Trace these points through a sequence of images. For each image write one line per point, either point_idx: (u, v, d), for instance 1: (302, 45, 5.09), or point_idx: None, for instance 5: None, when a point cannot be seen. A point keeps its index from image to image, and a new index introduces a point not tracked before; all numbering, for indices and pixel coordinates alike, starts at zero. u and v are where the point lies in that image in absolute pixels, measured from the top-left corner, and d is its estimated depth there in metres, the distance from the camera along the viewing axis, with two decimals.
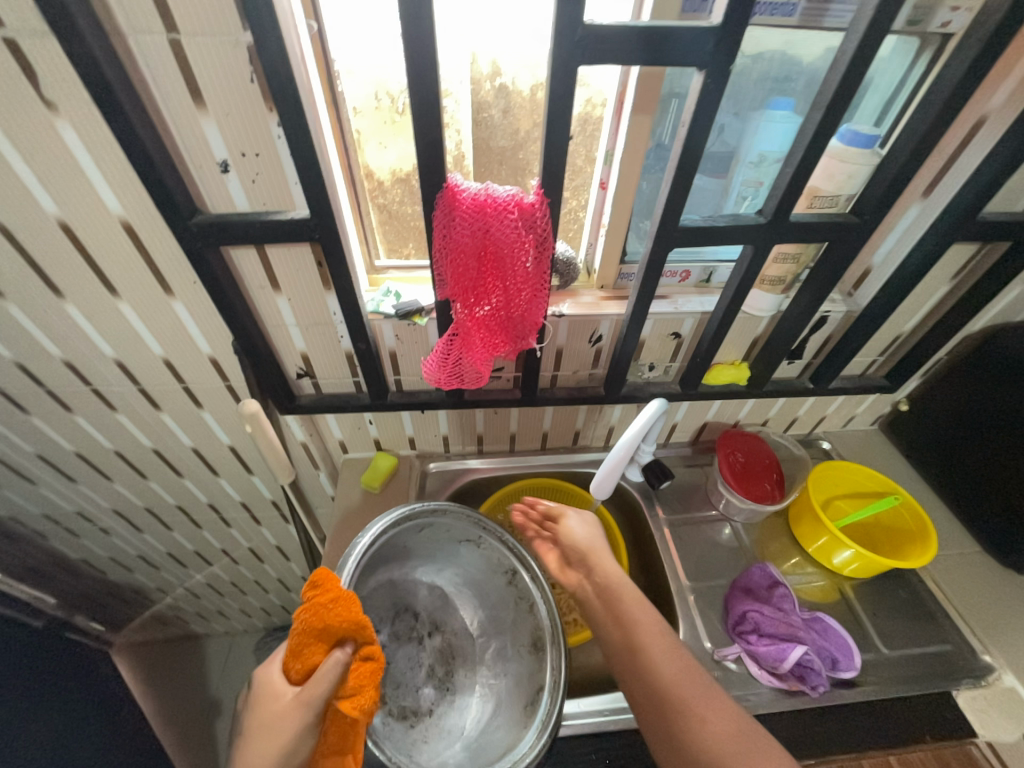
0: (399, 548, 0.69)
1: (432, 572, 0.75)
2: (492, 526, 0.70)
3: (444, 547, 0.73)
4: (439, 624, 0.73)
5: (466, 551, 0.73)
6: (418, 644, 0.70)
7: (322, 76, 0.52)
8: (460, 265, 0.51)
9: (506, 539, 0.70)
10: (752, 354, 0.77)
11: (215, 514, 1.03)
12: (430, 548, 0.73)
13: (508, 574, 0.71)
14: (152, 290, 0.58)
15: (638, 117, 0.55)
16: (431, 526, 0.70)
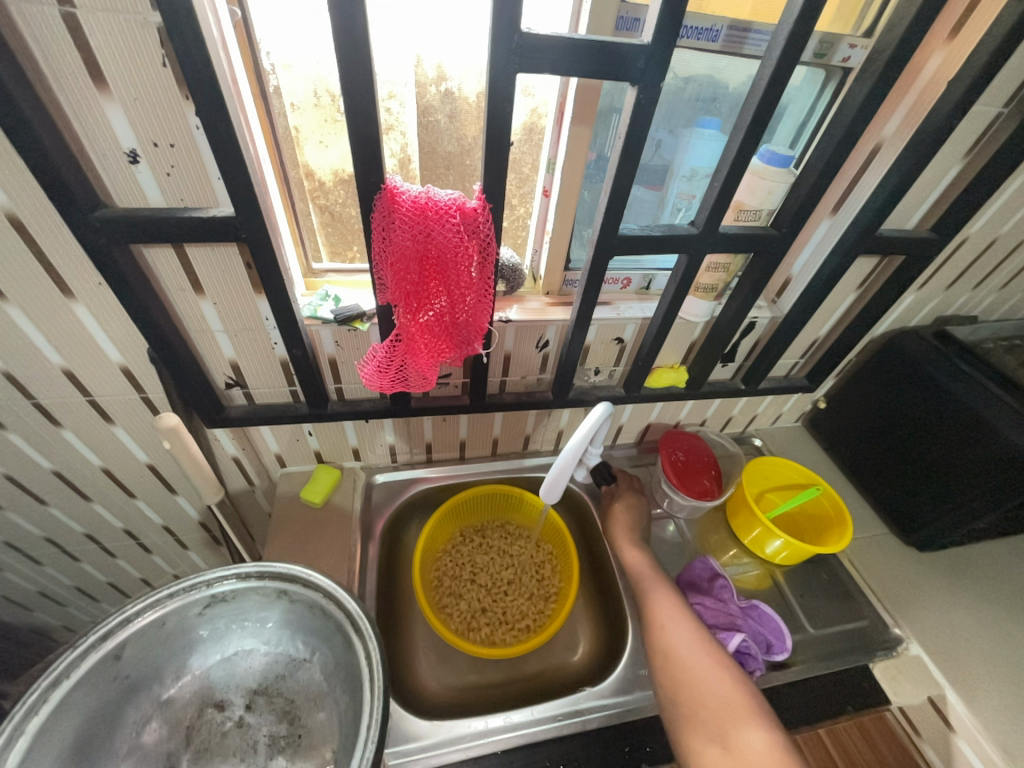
0: (146, 671, 0.53)
1: (209, 651, 0.57)
2: (227, 573, 0.55)
3: (197, 628, 0.56)
4: (253, 690, 0.58)
5: (244, 605, 0.57)
6: (242, 729, 0.57)
7: (249, 67, 0.50)
8: (402, 269, 0.49)
9: (246, 574, 0.56)
10: (689, 357, 0.81)
11: (132, 541, 0.93)
12: (213, 632, 0.57)
13: (271, 595, 0.56)
14: (47, 292, 0.51)
15: (578, 128, 0.57)
16: (163, 623, 0.53)
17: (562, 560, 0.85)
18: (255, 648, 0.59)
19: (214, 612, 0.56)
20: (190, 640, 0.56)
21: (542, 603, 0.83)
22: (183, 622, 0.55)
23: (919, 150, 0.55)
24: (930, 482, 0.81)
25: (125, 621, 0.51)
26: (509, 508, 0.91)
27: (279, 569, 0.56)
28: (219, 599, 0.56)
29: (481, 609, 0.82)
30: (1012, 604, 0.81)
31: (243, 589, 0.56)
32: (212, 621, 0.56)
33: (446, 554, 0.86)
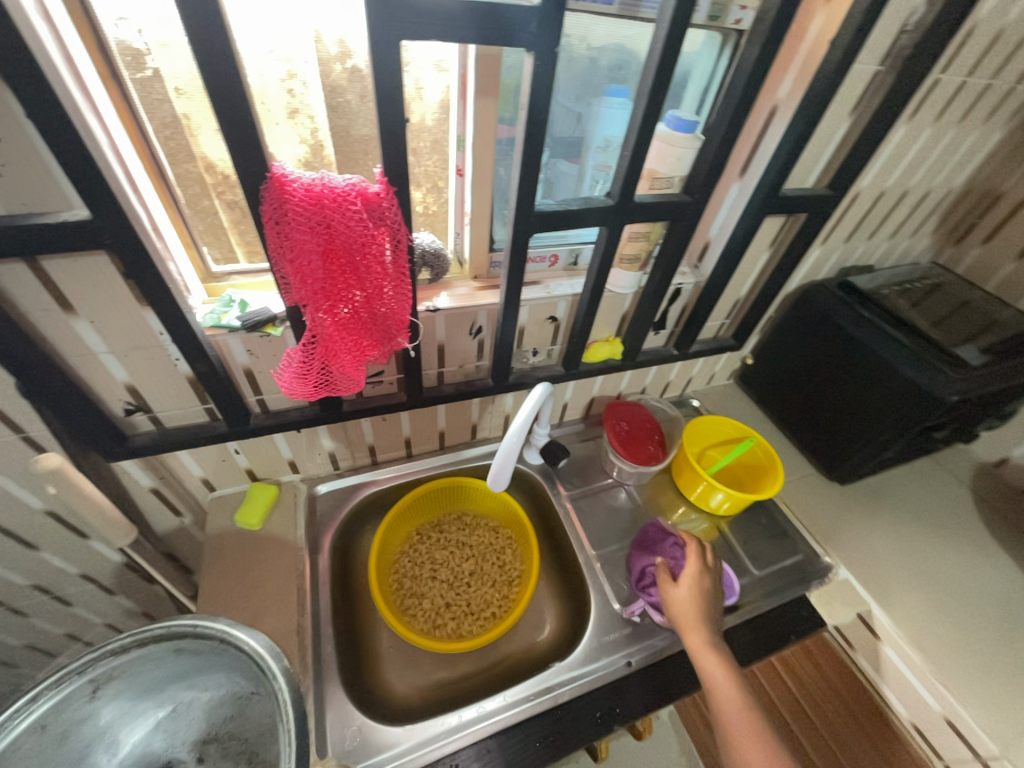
0: None
1: (134, 722, 0.51)
2: (107, 646, 0.48)
3: (100, 714, 0.49)
4: (200, 740, 0.53)
5: (150, 671, 0.51)
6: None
7: (89, 44, 0.42)
8: (304, 264, 0.45)
9: (128, 642, 0.49)
10: (623, 329, 0.82)
11: (48, 596, 0.83)
12: (130, 705, 0.51)
13: (172, 652, 0.50)
14: None
15: (483, 100, 0.54)
16: (46, 725, 0.46)
17: (521, 542, 0.85)
18: (190, 702, 0.53)
19: (113, 692, 0.49)
20: (99, 725, 0.49)
21: (506, 589, 0.82)
22: (73, 718, 0.47)
23: (810, 110, 0.57)
24: (845, 420, 0.88)
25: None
26: (463, 499, 0.90)
27: (165, 627, 0.50)
28: (109, 678, 0.49)
29: (445, 605, 0.80)
30: (920, 519, 0.91)
31: (130, 661, 0.49)
32: (116, 698, 0.50)
33: (403, 555, 0.84)
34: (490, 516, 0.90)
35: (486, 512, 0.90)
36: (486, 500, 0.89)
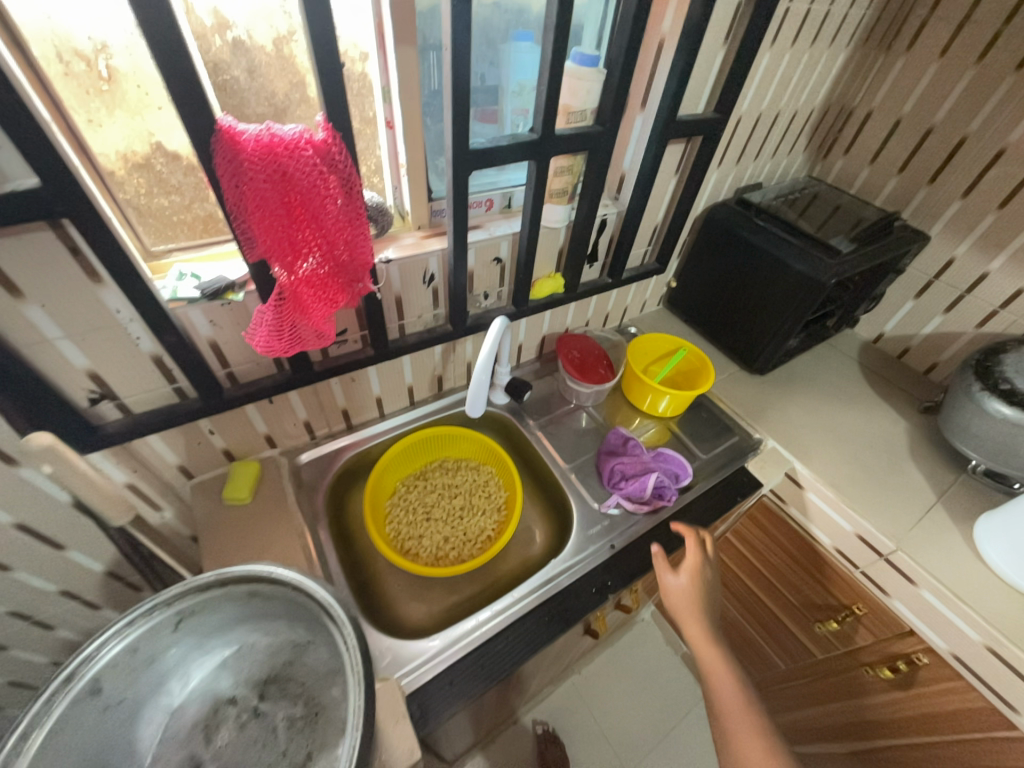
0: (143, 687, 0.51)
1: (210, 651, 0.56)
2: (190, 585, 0.52)
3: (180, 643, 0.53)
4: (264, 679, 0.57)
5: (226, 609, 0.54)
6: (260, 718, 0.55)
7: None
8: (266, 215, 0.48)
9: (208, 583, 0.52)
10: (562, 264, 0.90)
11: (25, 622, 0.79)
12: (206, 638, 0.55)
13: (244, 595, 0.54)
14: None
15: (403, 49, 0.57)
16: (134, 651, 0.50)
17: (503, 472, 0.93)
18: (255, 642, 0.57)
19: (192, 626, 0.53)
20: (175, 656, 0.54)
21: (496, 514, 0.90)
22: (158, 644, 0.51)
23: (690, 38, 0.65)
24: (755, 319, 1.03)
25: (85, 661, 0.46)
26: (442, 447, 0.97)
27: (242, 571, 0.53)
28: (190, 613, 0.52)
29: (445, 538, 0.87)
30: (824, 392, 1.10)
31: (209, 599, 0.53)
32: (193, 633, 0.54)
33: (395, 506, 0.89)
34: (470, 457, 0.97)
35: (465, 454, 0.98)
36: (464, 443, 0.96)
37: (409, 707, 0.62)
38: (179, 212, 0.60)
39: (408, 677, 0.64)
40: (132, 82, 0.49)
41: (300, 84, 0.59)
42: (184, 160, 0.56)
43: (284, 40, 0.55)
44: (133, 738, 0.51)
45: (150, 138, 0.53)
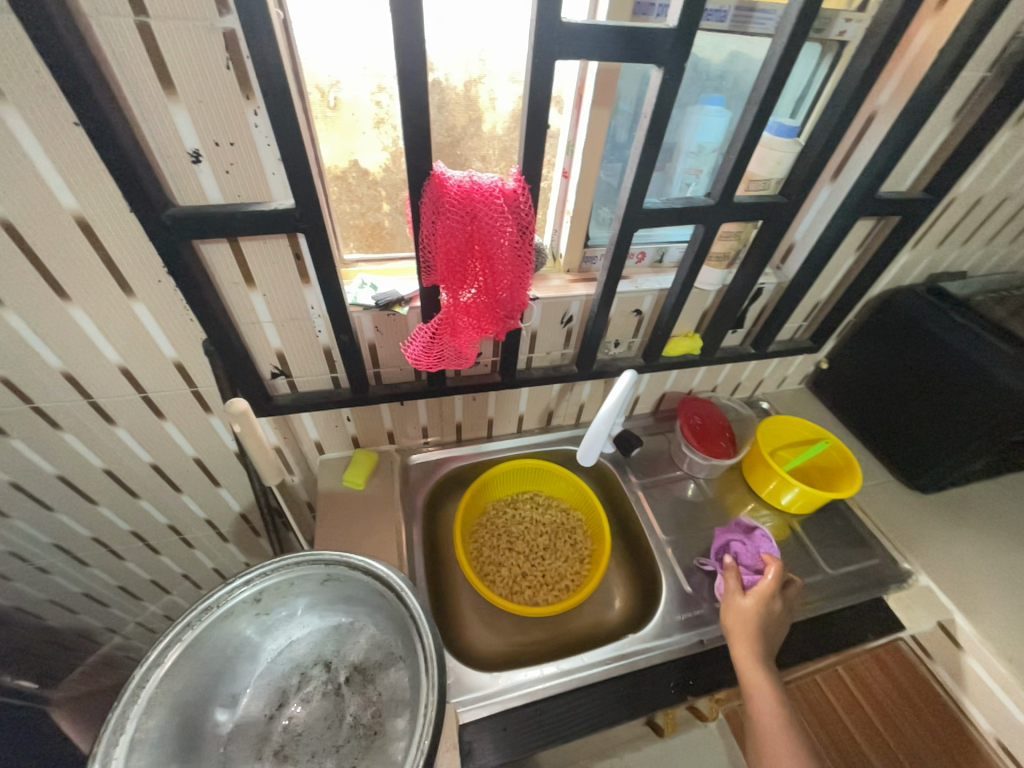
0: (277, 614, 0.60)
1: (331, 613, 0.63)
2: (346, 559, 0.58)
3: (317, 595, 0.61)
4: (355, 665, 0.61)
5: (356, 590, 0.61)
6: (337, 698, 0.60)
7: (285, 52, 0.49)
8: (450, 248, 0.53)
9: (360, 566, 0.58)
10: (703, 325, 0.86)
11: (176, 535, 0.96)
12: (334, 601, 0.62)
13: (375, 590, 0.59)
14: (109, 291, 0.54)
15: (598, 110, 0.59)
16: (292, 582, 0.59)
17: (594, 525, 0.90)
18: (363, 627, 0.63)
19: (332, 587, 0.61)
20: (309, 602, 0.61)
21: (577, 565, 0.88)
22: (306, 586, 0.60)
23: (914, 114, 0.59)
24: (929, 427, 0.87)
25: (263, 574, 0.56)
26: (537, 481, 0.96)
27: (383, 572, 0.57)
28: (335, 577, 0.60)
29: (521, 573, 0.86)
30: (1011, 534, 0.88)
31: (353, 577, 0.59)
32: (330, 592, 0.61)
33: (481, 526, 0.91)
34: (563, 498, 0.95)
35: (558, 494, 0.96)
36: (560, 482, 0.94)
37: (461, 738, 0.61)
38: (354, 216, 0.70)
39: (467, 708, 0.64)
40: (350, 110, 0.60)
41: (479, 120, 0.65)
42: (371, 177, 0.66)
43: (473, 83, 0.62)
44: (259, 647, 0.60)
45: (352, 155, 0.63)
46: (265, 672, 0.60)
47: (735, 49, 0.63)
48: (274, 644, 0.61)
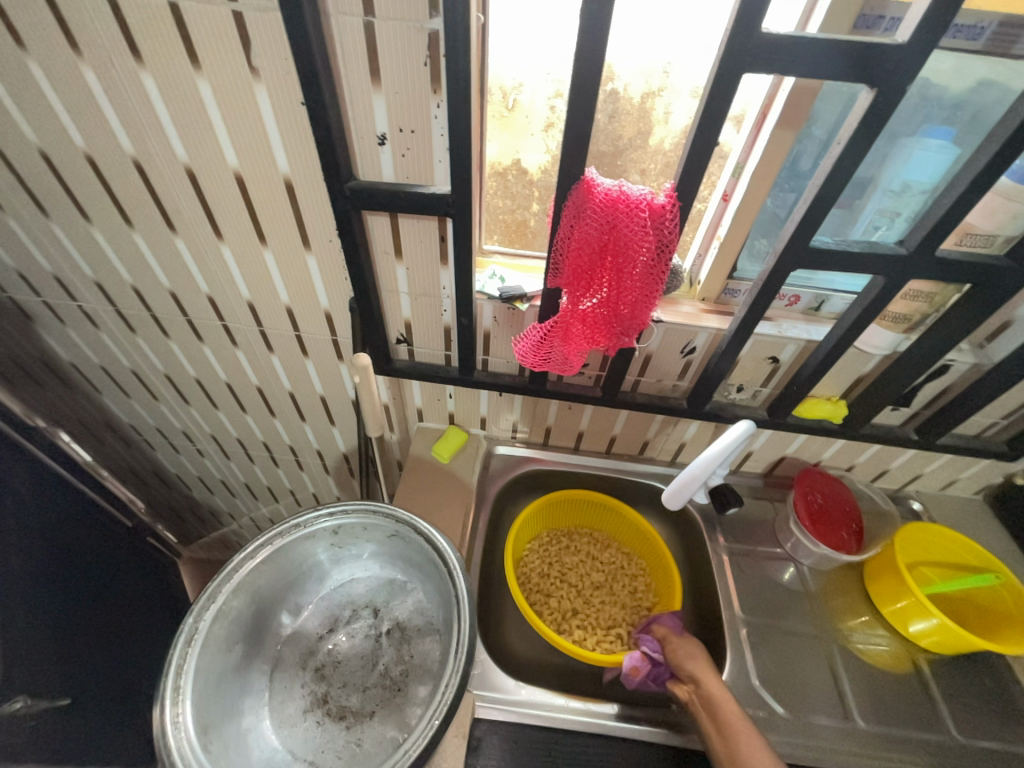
0: (347, 549, 0.66)
1: (389, 567, 0.68)
2: (412, 523, 0.62)
3: (379, 546, 0.66)
4: (397, 622, 0.65)
5: (414, 553, 0.64)
6: (375, 644, 0.64)
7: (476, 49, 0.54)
8: (582, 255, 0.53)
9: (425, 533, 0.61)
10: (854, 392, 0.73)
11: (293, 456, 1.12)
12: (394, 558, 0.67)
13: (432, 560, 0.61)
14: (294, 242, 0.65)
15: (781, 131, 0.53)
16: (365, 527, 0.64)
17: (658, 578, 0.84)
18: (412, 589, 0.66)
19: (395, 542, 0.65)
20: (374, 549, 0.67)
21: (632, 615, 0.83)
22: (374, 534, 0.65)
23: None
24: None
25: (346, 511, 0.63)
26: (599, 518, 0.92)
27: (441, 546, 0.60)
28: (401, 535, 0.64)
29: (573, 614, 0.83)
30: None
31: (415, 540, 0.62)
32: (392, 547, 0.66)
33: (533, 551, 0.89)
34: (623, 539, 0.91)
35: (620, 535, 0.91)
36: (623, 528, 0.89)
37: (472, 730, 0.62)
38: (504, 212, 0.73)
39: (486, 705, 0.64)
40: (525, 113, 0.63)
41: (647, 133, 0.63)
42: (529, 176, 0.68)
43: (651, 96, 0.60)
44: (327, 572, 0.67)
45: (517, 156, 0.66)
46: (326, 596, 0.67)
47: (975, 73, 0.51)
48: (338, 575, 0.68)
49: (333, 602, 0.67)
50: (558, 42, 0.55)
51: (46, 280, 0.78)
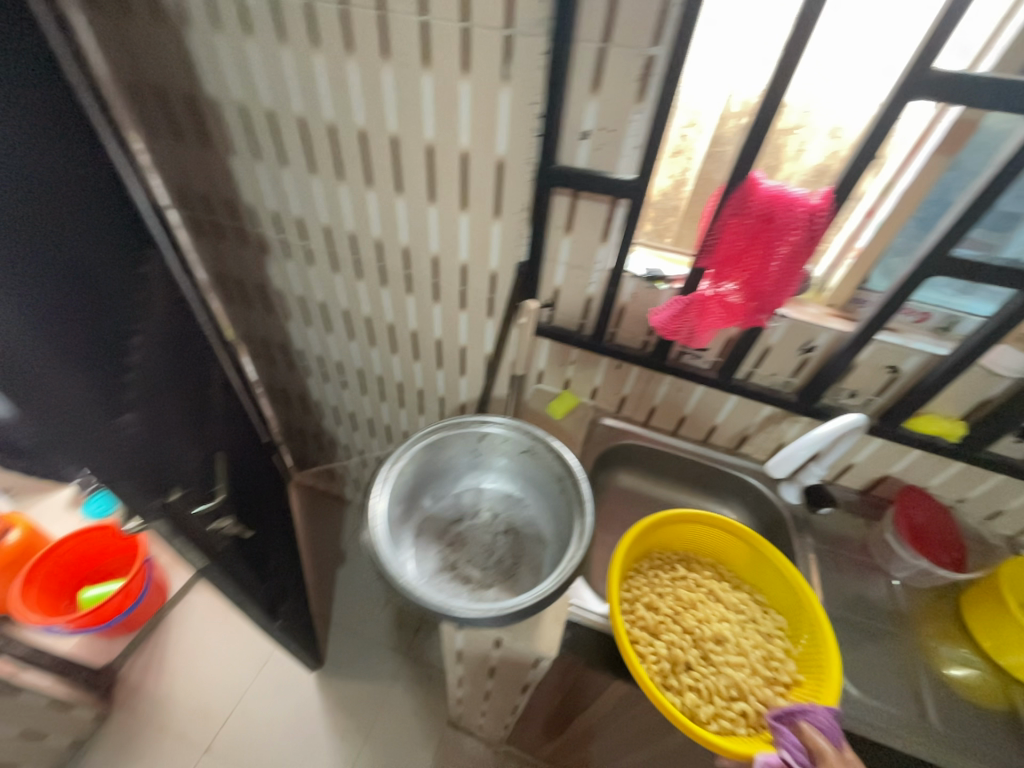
0: (483, 458, 0.81)
1: (513, 482, 0.81)
2: (546, 442, 0.74)
3: (508, 461, 0.80)
4: (514, 526, 0.79)
5: (540, 471, 0.77)
6: (494, 538, 0.78)
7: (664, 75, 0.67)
8: (736, 239, 0.64)
9: (555, 452, 0.74)
10: (974, 415, 0.76)
11: (418, 400, 1.31)
12: (519, 474, 0.80)
13: (556, 476, 0.74)
14: (488, 210, 0.82)
15: (936, 156, 0.60)
16: (503, 440, 0.78)
17: (805, 644, 0.75)
18: (530, 503, 0.80)
19: (524, 460, 0.78)
20: (503, 463, 0.81)
21: (763, 688, 0.73)
22: (507, 450, 0.79)
23: None
24: None
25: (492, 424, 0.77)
26: (728, 554, 0.89)
27: (569, 462, 0.71)
28: (531, 453, 0.77)
29: (685, 667, 0.75)
30: None
31: (544, 458, 0.75)
32: (520, 464, 0.79)
33: (644, 576, 0.85)
34: (756, 589, 0.85)
35: (748, 582, 0.87)
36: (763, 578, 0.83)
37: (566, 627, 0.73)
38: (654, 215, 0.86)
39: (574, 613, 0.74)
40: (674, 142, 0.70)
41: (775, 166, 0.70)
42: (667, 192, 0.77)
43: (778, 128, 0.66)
44: (462, 474, 0.82)
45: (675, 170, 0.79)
46: (460, 493, 0.82)
47: None
48: (471, 480, 0.83)
49: (464, 500, 0.82)
50: (754, 75, 0.61)
51: (290, 223, 1.03)
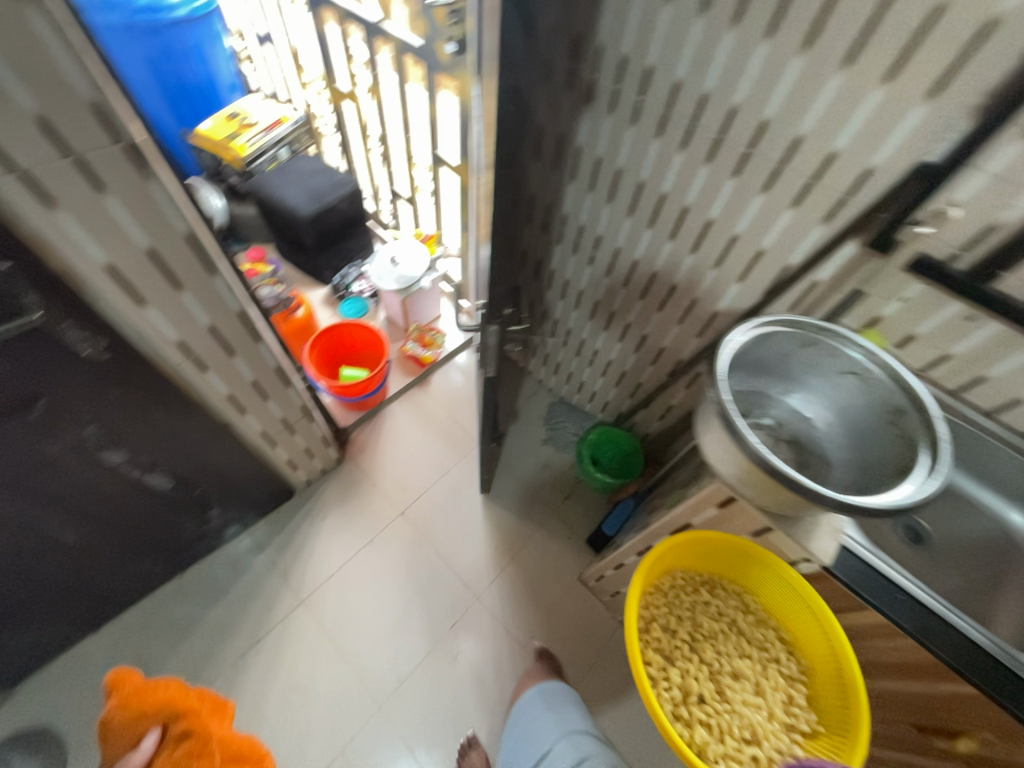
0: (804, 373, 0.97)
1: (823, 406, 0.98)
2: (895, 377, 0.85)
3: (830, 387, 0.96)
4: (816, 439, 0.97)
5: (868, 402, 0.90)
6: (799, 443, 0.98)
7: None
8: None
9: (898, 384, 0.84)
10: None
11: (665, 294, 1.28)
12: (837, 400, 0.95)
13: (894, 408, 0.85)
14: (927, 82, 0.72)
15: None
16: (834, 360, 0.91)
17: (826, 689, 1.01)
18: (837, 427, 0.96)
19: (850, 386, 0.92)
20: (821, 386, 0.97)
21: (780, 707, 1.03)
22: (837, 373, 0.92)
23: None
24: None
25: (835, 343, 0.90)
26: (755, 593, 1.14)
27: (920, 396, 0.81)
28: (864, 380, 0.89)
29: (695, 700, 1.06)
30: None
31: (880, 390, 0.87)
32: (844, 391, 0.93)
33: (660, 609, 1.15)
34: (785, 642, 1.11)
35: (773, 618, 1.12)
36: (811, 628, 1.03)
37: None
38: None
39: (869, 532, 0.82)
40: None
41: None
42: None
43: None
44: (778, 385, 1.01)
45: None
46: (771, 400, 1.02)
47: None
48: (784, 392, 1.01)
49: (772, 406, 1.02)
50: None
51: (634, 72, 0.97)
